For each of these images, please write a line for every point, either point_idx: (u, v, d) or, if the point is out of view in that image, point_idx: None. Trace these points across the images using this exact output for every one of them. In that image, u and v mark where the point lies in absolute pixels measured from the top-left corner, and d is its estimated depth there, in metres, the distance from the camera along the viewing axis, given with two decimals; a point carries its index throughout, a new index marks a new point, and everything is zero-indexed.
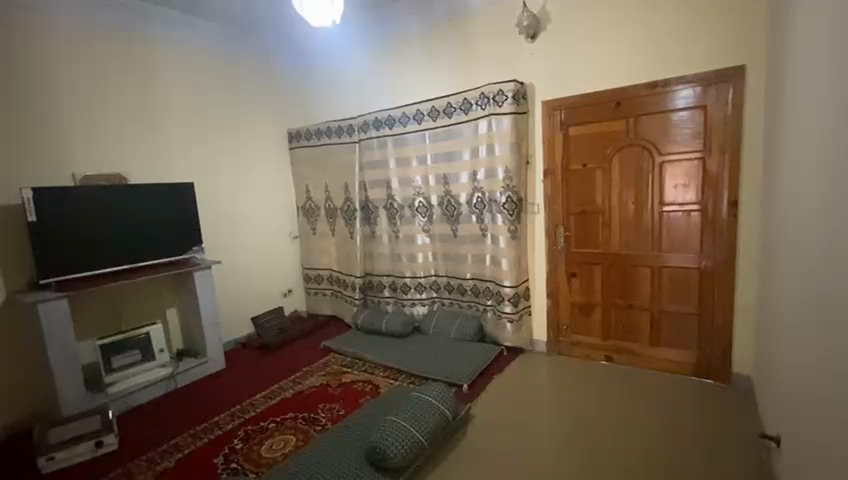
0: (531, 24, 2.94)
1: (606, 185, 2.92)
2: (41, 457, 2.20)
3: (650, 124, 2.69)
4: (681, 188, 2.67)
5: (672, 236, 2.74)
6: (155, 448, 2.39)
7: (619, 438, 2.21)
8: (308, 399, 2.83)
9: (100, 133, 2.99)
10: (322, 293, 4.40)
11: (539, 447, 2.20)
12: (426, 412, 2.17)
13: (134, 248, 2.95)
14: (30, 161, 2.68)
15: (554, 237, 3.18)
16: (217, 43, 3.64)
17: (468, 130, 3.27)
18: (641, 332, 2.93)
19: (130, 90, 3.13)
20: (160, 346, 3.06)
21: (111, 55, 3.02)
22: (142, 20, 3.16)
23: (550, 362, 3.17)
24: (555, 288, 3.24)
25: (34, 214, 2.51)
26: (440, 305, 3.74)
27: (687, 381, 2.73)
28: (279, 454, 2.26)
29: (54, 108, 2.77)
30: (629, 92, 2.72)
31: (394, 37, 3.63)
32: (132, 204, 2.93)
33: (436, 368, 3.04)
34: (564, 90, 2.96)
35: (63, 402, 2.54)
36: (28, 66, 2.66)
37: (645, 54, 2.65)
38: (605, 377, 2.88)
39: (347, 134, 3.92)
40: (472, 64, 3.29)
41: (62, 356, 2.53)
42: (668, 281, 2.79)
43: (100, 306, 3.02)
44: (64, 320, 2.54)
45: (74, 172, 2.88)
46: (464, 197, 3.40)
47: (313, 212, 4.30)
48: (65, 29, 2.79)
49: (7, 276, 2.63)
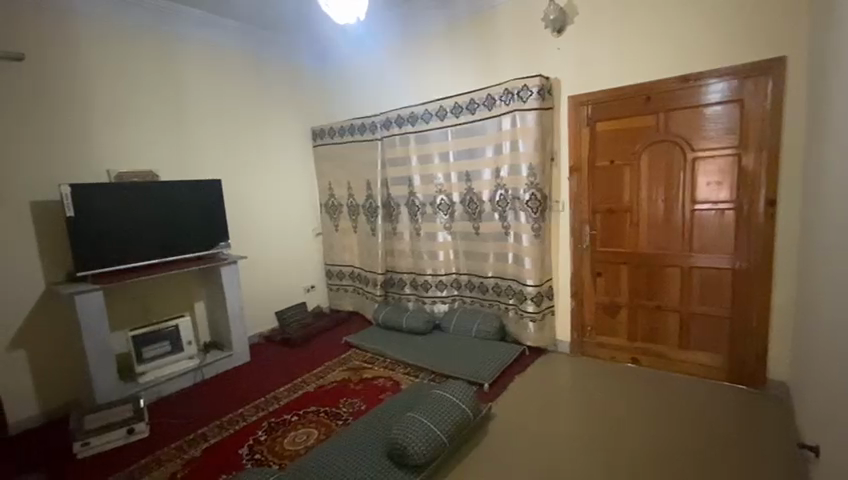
0: (557, 18, 2.87)
1: (634, 183, 2.83)
2: (77, 442, 2.29)
3: (682, 118, 2.60)
4: (714, 186, 2.57)
5: (704, 236, 2.63)
6: (184, 436, 2.47)
7: (645, 443, 2.15)
8: (330, 393, 2.87)
9: (132, 132, 3.10)
10: (344, 289, 4.44)
11: (562, 449, 2.16)
12: (447, 410, 2.16)
13: (164, 243, 3.03)
14: (68, 161, 2.81)
15: (578, 236, 3.11)
16: (242, 42, 3.72)
17: (492, 126, 3.22)
18: (669, 334, 2.84)
19: (159, 90, 3.23)
20: (189, 338, 3.15)
21: (142, 54, 3.12)
22: (169, 21, 3.25)
23: (573, 363, 3.10)
24: (579, 288, 3.17)
25: (73, 209, 2.62)
26: (461, 303, 3.72)
27: (718, 386, 2.63)
28: (302, 446, 2.30)
29: (89, 108, 2.90)
30: (660, 86, 2.63)
31: (418, 34, 3.62)
32: (162, 200, 3.01)
33: (457, 367, 3.03)
34: (591, 85, 2.89)
35: (97, 390, 2.65)
36: (62, 66, 2.77)
37: (677, 46, 2.55)
38: (630, 379, 2.80)
39: (370, 131, 3.94)
40: (495, 60, 3.25)
41: (96, 346, 2.63)
42: (700, 281, 2.69)
43: (132, 298, 3.14)
44: (98, 311, 2.64)
45: (109, 170, 3.00)
46: (487, 194, 3.36)
47: (336, 209, 4.34)
48: (97, 29, 2.90)
49: (47, 268, 2.76)
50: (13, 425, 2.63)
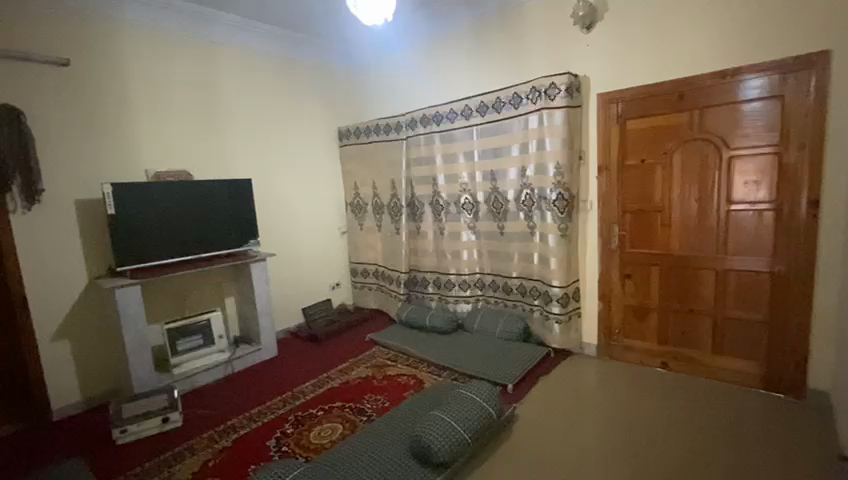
0: (587, 14, 2.81)
1: (666, 182, 2.75)
2: (116, 429, 2.41)
3: (718, 116, 2.51)
4: (753, 185, 2.46)
5: (742, 237, 2.53)
6: (215, 427, 2.55)
7: (677, 450, 2.09)
8: (354, 389, 2.92)
9: (167, 132, 3.23)
10: (368, 288, 4.49)
11: (588, 453, 2.13)
12: (471, 410, 2.15)
13: (197, 240, 3.14)
14: (109, 161, 2.96)
15: (607, 237, 3.04)
16: (273, 44, 3.81)
17: (518, 125, 3.19)
18: (702, 339, 2.75)
19: (190, 92, 3.33)
20: (220, 333, 3.26)
21: (174, 57, 3.23)
22: (203, 26, 3.36)
23: (600, 366, 3.04)
24: (607, 289, 3.10)
25: (114, 207, 2.75)
26: (485, 303, 3.70)
27: (754, 393, 2.54)
28: (327, 441, 2.34)
29: (126, 111, 3.02)
30: (695, 83, 2.55)
31: (444, 33, 3.63)
32: (195, 198, 3.11)
33: (481, 367, 3.02)
34: (621, 81, 2.82)
35: (135, 380, 2.77)
36: (101, 71, 2.90)
37: (714, 41, 2.47)
38: (660, 384, 2.72)
39: (395, 131, 3.97)
40: (521, 58, 3.22)
41: (135, 337, 2.76)
42: (736, 285, 2.59)
43: (168, 292, 3.27)
44: (136, 304, 2.76)
45: (147, 170, 3.14)
46: (512, 194, 3.34)
47: (361, 208, 4.38)
48: (132, 35, 3.02)
49: (89, 263, 2.90)
50: (57, 410, 2.78)
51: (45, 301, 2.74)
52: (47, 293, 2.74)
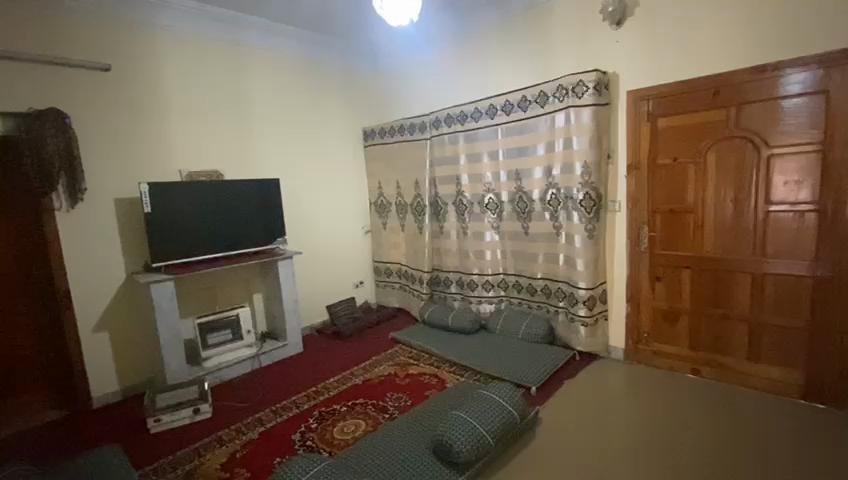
0: (617, 9, 2.75)
1: (699, 182, 2.65)
2: (150, 418, 2.52)
3: (755, 113, 2.41)
4: (793, 185, 2.35)
5: (781, 239, 2.41)
6: (243, 419, 2.63)
7: (707, 459, 2.01)
8: (377, 387, 2.94)
9: (200, 133, 3.35)
10: (391, 286, 4.52)
11: (615, 460, 2.07)
12: (494, 411, 2.14)
13: (227, 238, 3.24)
14: (146, 160, 3.09)
15: (636, 238, 2.96)
16: (302, 48, 3.90)
17: (545, 124, 3.15)
18: (736, 346, 2.64)
19: (222, 94, 3.45)
20: (248, 328, 3.36)
21: (207, 60, 3.35)
22: (236, 31, 3.47)
23: (627, 371, 2.96)
24: (635, 292, 3.02)
25: (150, 206, 2.88)
26: (509, 304, 3.66)
27: (792, 403, 2.42)
28: (350, 437, 2.38)
29: (161, 113, 3.15)
30: (731, 78, 2.45)
31: (470, 32, 3.61)
32: (225, 197, 3.21)
33: (504, 367, 3.00)
34: (653, 77, 2.73)
35: (169, 372, 2.89)
36: (139, 75, 3.03)
37: (753, 35, 2.37)
38: (691, 391, 2.63)
39: (419, 131, 3.98)
40: (548, 55, 3.16)
41: (169, 331, 2.87)
42: (773, 289, 2.47)
43: (199, 289, 3.39)
44: (170, 299, 2.87)
45: (181, 170, 3.27)
46: (538, 193, 3.30)
47: (385, 207, 4.42)
48: (169, 40, 3.15)
49: (127, 259, 3.04)
50: (97, 398, 2.93)
51: (87, 294, 2.88)
52: (88, 287, 2.89)
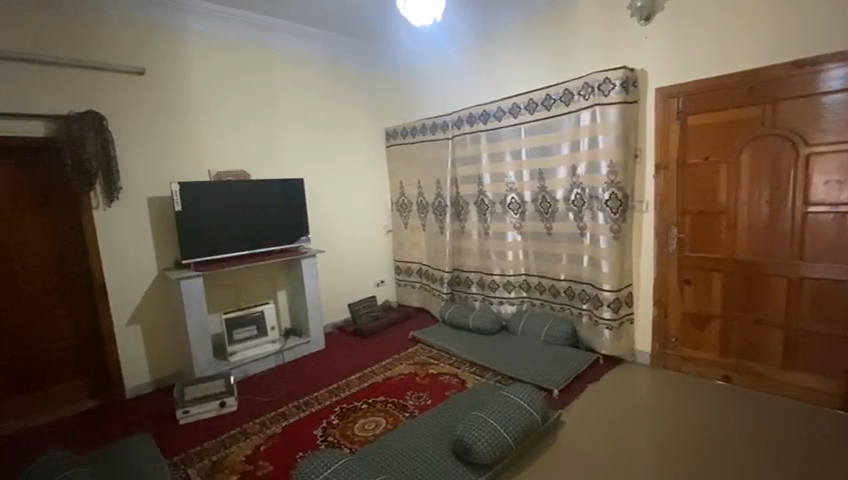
0: (645, 4, 2.66)
1: (732, 182, 2.56)
2: (180, 410, 2.62)
3: (793, 110, 2.30)
4: (834, 185, 2.23)
5: (820, 242, 2.30)
6: (267, 413, 2.69)
7: (736, 469, 1.94)
8: (397, 385, 2.95)
9: (227, 134, 3.45)
10: (411, 285, 4.54)
11: (639, 466, 2.02)
12: (514, 412, 2.12)
13: (253, 237, 3.32)
14: (176, 161, 3.21)
15: (664, 240, 2.87)
16: (327, 51, 3.98)
17: (569, 122, 3.10)
18: (770, 353, 2.53)
19: (249, 97, 3.55)
20: (272, 324, 3.44)
21: (235, 63, 3.45)
22: (263, 35, 3.57)
23: (654, 376, 2.88)
24: (663, 295, 2.93)
25: (180, 205, 2.98)
26: (531, 305, 3.63)
27: (830, 414, 2.30)
28: (371, 434, 2.40)
29: (191, 114, 3.26)
30: (767, 74, 2.34)
31: (493, 31, 3.58)
32: (251, 197, 3.29)
33: (525, 369, 2.97)
34: (683, 74, 2.64)
35: (198, 366, 2.99)
36: (170, 78, 3.15)
37: (791, 29, 2.26)
38: (720, 398, 2.54)
39: (441, 130, 3.99)
40: (573, 52, 3.10)
41: (197, 327, 2.97)
42: (811, 295, 2.37)
43: (226, 285, 3.49)
44: (199, 295, 2.97)
45: (210, 170, 3.38)
46: (561, 193, 3.25)
47: (406, 206, 4.43)
48: (199, 44, 3.26)
49: (159, 255, 3.16)
50: (131, 388, 3.06)
51: (123, 289, 3.01)
52: (123, 282, 3.01)
